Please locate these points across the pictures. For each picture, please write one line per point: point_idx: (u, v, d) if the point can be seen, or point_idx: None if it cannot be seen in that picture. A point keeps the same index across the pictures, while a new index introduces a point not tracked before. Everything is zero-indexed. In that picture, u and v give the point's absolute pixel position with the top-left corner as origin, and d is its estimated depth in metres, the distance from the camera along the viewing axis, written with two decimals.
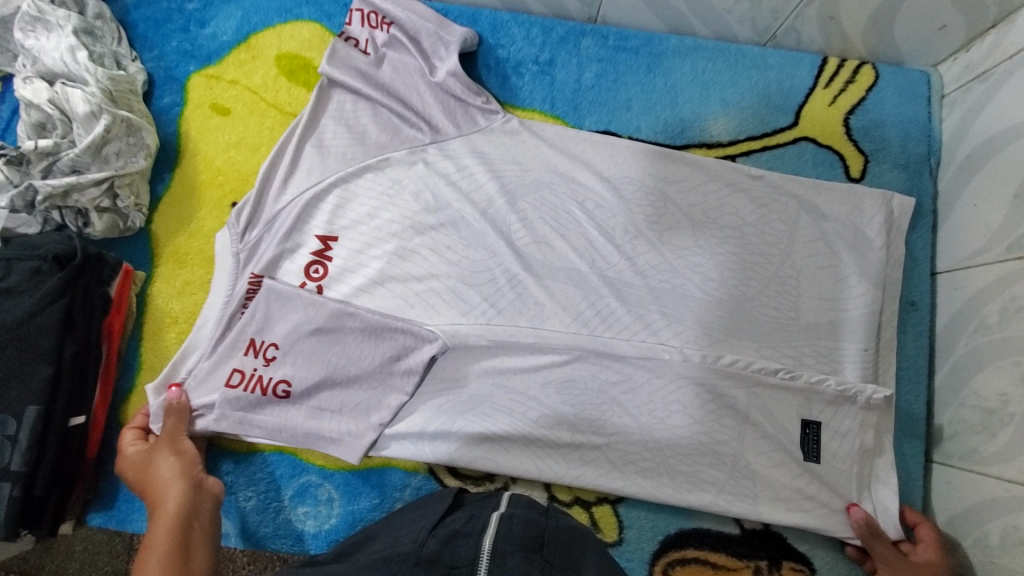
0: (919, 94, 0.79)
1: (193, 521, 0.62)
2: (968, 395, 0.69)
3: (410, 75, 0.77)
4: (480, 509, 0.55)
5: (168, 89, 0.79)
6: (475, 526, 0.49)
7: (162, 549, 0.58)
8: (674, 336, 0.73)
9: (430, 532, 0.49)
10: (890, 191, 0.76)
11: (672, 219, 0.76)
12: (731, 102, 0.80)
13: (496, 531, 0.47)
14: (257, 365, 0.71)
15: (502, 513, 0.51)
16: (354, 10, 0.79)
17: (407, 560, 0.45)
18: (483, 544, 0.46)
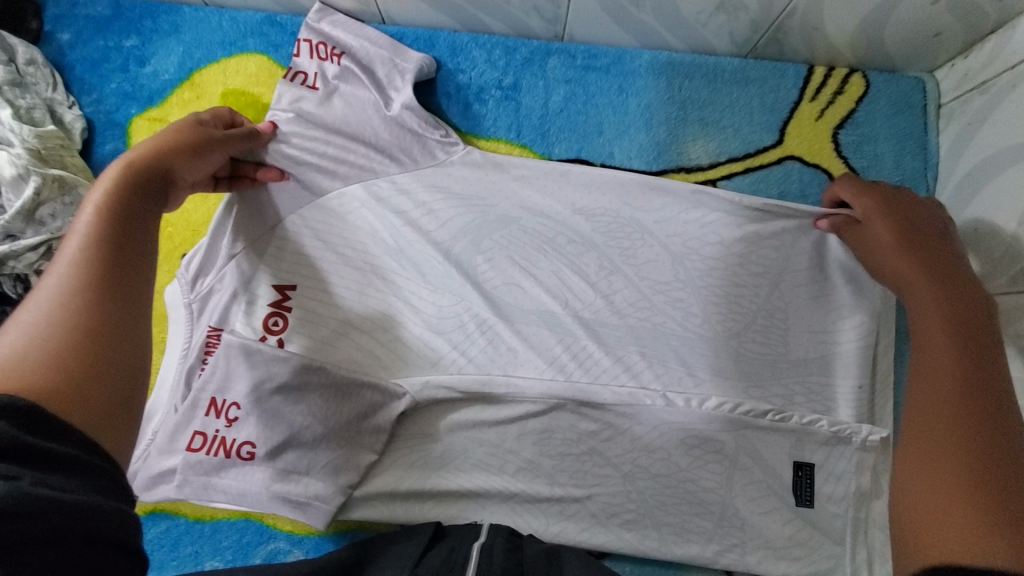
0: (913, 104, 0.73)
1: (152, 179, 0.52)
2: None
3: (364, 106, 0.71)
4: (462, 542, 0.59)
5: (110, 135, 0.74)
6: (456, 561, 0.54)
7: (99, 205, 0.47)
8: (656, 377, 0.69)
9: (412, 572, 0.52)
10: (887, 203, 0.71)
11: (650, 252, 0.71)
12: (711, 121, 0.74)
13: (478, 560, 0.53)
14: (219, 427, 0.67)
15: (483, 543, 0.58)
16: (303, 40, 0.73)
17: None
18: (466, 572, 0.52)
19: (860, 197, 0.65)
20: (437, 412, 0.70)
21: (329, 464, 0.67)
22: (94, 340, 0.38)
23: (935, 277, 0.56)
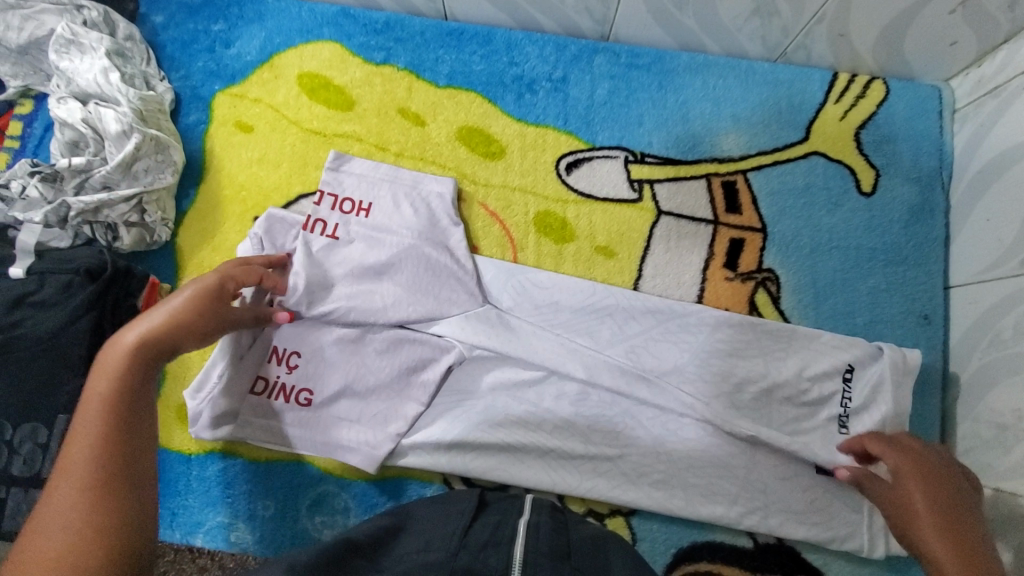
0: (929, 109, 0.79)
1: (150, 375, 0.49)
2: (984, 409, 0.68)
3: (384, 239, 0.74)
4: (507, 514, 0.54)
5: (194, 108, 0.82)
6: (504, 536, 0.50)
7: (103, 407, 0.45)
8: (685, 347, 0.73)
9: (460, 541, 0.49)
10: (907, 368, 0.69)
11: (686, 231, 0.78)
12: (743, 117, 0.80)
13: (525, 540, 0.49)
14: (280, 373, 0.72)
15: (529, 521, 0.52)
16: (325, 192, 0.76)
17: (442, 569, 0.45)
18: (514, 555, 0.47)
19: (891, 453, 0.65)
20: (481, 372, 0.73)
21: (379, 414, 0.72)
22: (104, 543, 0.38)
23: (946, 526, 0.57)
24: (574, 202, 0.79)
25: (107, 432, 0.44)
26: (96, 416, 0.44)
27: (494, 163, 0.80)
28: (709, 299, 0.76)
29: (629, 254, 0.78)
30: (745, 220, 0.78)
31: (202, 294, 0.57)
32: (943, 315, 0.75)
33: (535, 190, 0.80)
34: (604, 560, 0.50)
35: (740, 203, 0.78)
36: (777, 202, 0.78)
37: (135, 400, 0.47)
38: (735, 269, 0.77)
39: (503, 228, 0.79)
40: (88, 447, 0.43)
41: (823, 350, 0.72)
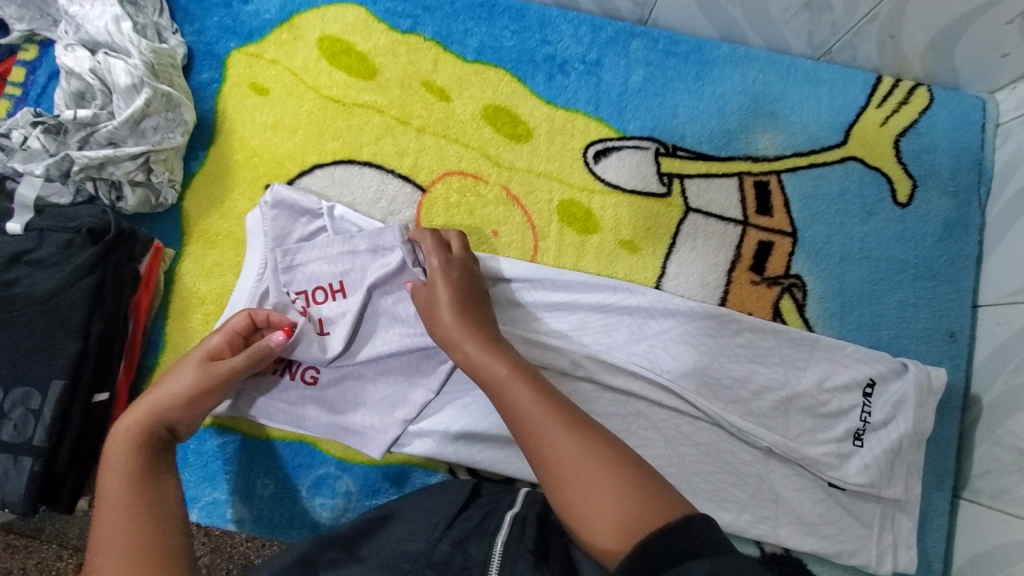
0: (973, 121, 0.76)
1: (156, 453, 0.56)
2: (1005, 432, 0.67)
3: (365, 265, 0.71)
4: (497, 505, 0.57)
5: (208, 65, 0.78)
6: (489, 526, 0.53)
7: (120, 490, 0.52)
8: (704, 350, 0.71)
9: (443, 531, 0.53)
10: (930, 370, 0.69)
11: (714, 232, 0.75)
12: (781, 116, 0.77)
13: (508, 534, 0.51)
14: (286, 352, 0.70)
15: (516, 513, 0.54)
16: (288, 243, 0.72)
17: (420, 560, 0.51)
18: (495, 546, 0.50)
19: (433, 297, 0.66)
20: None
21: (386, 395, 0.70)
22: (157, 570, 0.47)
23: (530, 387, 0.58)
24: (600, 192, 0.76)
25: (125, 514, 0.50)
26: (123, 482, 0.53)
27: (520, 146, 0.77)
28: (732, 302, 0.74)
29: (653, 251, 0.75)
30: (775, 223, 0.75)
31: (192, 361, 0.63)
32: (969, 333, 0.73)
33: (561, 177, 0.76)
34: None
35: (772, 205, 0.76)
36: (809, 206, 0.76)
37: (148, 479, 0.54)
38: (761, 273, 0.74)
39: (525, 214, 0.76)
40: (113, 529, 0.49)
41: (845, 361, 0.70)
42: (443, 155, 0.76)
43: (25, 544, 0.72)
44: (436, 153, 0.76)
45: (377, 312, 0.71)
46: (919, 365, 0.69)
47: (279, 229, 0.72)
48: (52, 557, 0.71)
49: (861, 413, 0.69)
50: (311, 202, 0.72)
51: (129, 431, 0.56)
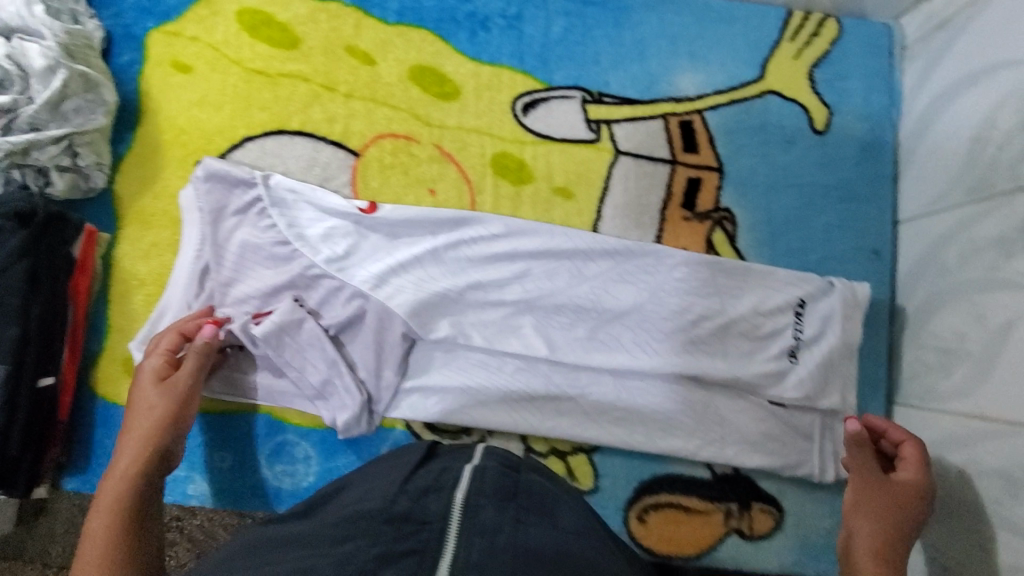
0: (881, 47, 0.80)
1: (150, 491, 0.58)
2: (928, 335, 0.70)
3: (304, 234, 0.71)
4: (455, 460, 0.53)
5: (128, 47, 0.77)
6: (448, 481, 0.47)
7: (110, 531, 0.54)
8: (643, 287, 0.73)
9: (399, 491, 0.46)
10: (854, 284, 0.73)
11: (646, 173, 0.77)
12: (699, 56, 0.80)
13: (468, 485, 0.46)
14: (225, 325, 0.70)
15: (475, 466, 0.49)
16: (220, 217, 0.72)
17: (376, 517, 0.43)
18: (455, 500, 0.45)
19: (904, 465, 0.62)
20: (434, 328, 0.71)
21: (331, 360, 0.69)
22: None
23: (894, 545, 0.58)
24: (531, 143, 0.78)
25: (114, 561, 0.52)
26: (116, 489, 0.57)
27: (449, 104, 0.78)
28: (667, 238, 0.76)
29: (587, 195, 0.77)
30: (702, 159, 0.78)
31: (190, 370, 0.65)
32: (891, 248, 0.76)
33: (491, 132, 0.78)
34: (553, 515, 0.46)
35: (698, 142, 0.78)
36: (733, 141, 0.78)
37: (142, 494, 0.57)
38: (692, 209, 0.77)
39: (459, 170, 0.77)
40: (102, 572, 0.52)
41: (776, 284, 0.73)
42: (373, 119, 0.77)
43: None
44: (365, 117, 0.77)
45: (317, 277, 0.71)
46: (844, 282, 0.73)
47: (212, 206, 0.71)
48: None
49: (793, 329, 0.72)
50: (246, 175, 0.71)
51: (129, 465, 0.58)
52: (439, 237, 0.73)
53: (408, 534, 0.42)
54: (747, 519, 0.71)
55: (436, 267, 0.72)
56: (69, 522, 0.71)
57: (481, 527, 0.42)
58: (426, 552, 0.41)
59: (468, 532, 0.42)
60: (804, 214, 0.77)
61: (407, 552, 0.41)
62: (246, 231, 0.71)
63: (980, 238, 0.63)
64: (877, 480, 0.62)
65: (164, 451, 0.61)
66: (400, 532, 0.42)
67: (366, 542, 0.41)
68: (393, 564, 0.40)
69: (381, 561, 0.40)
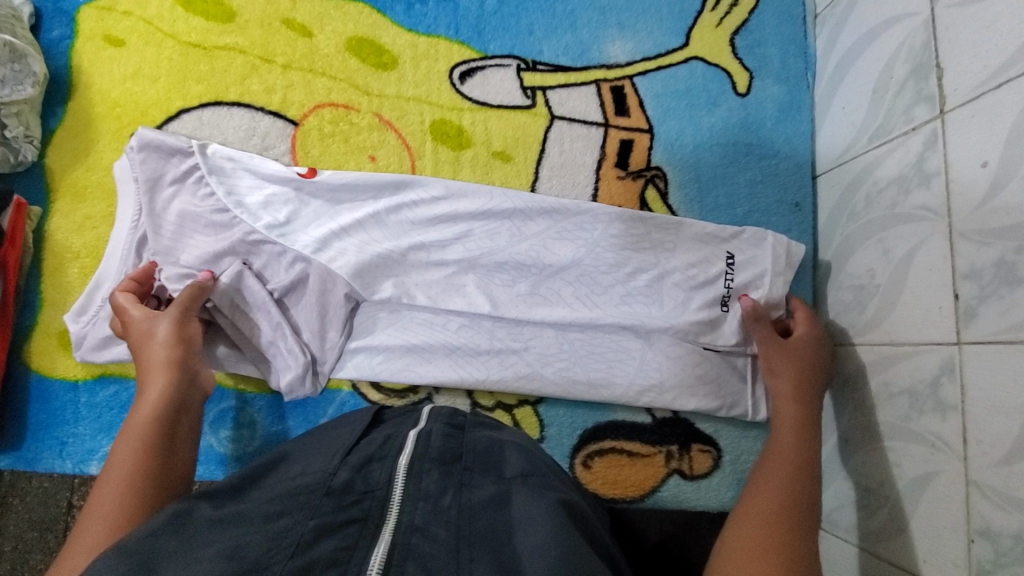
0: (795, 15, 0.85)
1: (180, 416, 0.59)
2: (845, 276, 0.75)
3: (244, 202, 0.71)
4: (400, 428, 0.49)
5: (58, 22, 0.76)
6: (392, 447, 0.46)
7: (143, 438, 0.54)
8: (582, 243, 0.74)
9: (342, 459, 0.44)
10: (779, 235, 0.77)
11: (579, 137, 0.81)
12: (627, 25, 0.84)
13: (412, 449, 0.45)
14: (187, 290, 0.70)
15: (421, 429, 0.48)
16: (154, 184, 0.70)
17: (315, 491, 0.41)
18: (399, 465, 0.44)
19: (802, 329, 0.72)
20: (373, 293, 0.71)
21: (275, 322, 0.70)
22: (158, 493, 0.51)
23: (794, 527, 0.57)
24: (469, 110, 0.80)
25: (140, 466, 0.52)
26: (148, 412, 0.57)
27: (387, 74, 0.80)
28: (602, 197, 0.79)
29: (525, 158, 0.80)
30: (633, 122, 0.81)
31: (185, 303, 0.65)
32: (811, 200, 0.81)
33: (430, 100, 0.80)
34: (501, 448, 0.48)
35: (628, 106, 0.82)
36: (661, 103, 0.82)
37: (169, 419, 0.57)
38: (625, 168, 0.80)
39: (399, 137, 0.78)
40: (129, 473, 0.51)
41: (708, 236, 0.75)
42: (312, 89, 0.78)
43: None
44: (304, 88, 0.78)
45: (258, 244, 0.71)
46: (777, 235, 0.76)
47: (146, 174, 0.70)
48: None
49: (725, 280, 0.74)
50: (182, 143, 0.70)
51: (161, 390, 0.59)
52: (381, 201, 0.73)
53: (349, 504, 0.40)
54: (687, 459, 0.76)
55: (379, 231, 0.73)
56: (17, 539, 0.68)
57: (422, 491, 0.42)
58: (369, 519, 0.39)
59: (412, 496, 0.41)
60: (729, 171, 0.81)
61: (347, 523, 0.39)
62: (184, 199, 0.71)
63: (882, 180, 0.69)
64: (775, 341, 0.71)
65: (190, 375, 0.62)
66: (340, 503, 0.40)
67: (303, 515, 0.38)
68: (332, 535, 0.38)
69: (320, 532, 0.38)
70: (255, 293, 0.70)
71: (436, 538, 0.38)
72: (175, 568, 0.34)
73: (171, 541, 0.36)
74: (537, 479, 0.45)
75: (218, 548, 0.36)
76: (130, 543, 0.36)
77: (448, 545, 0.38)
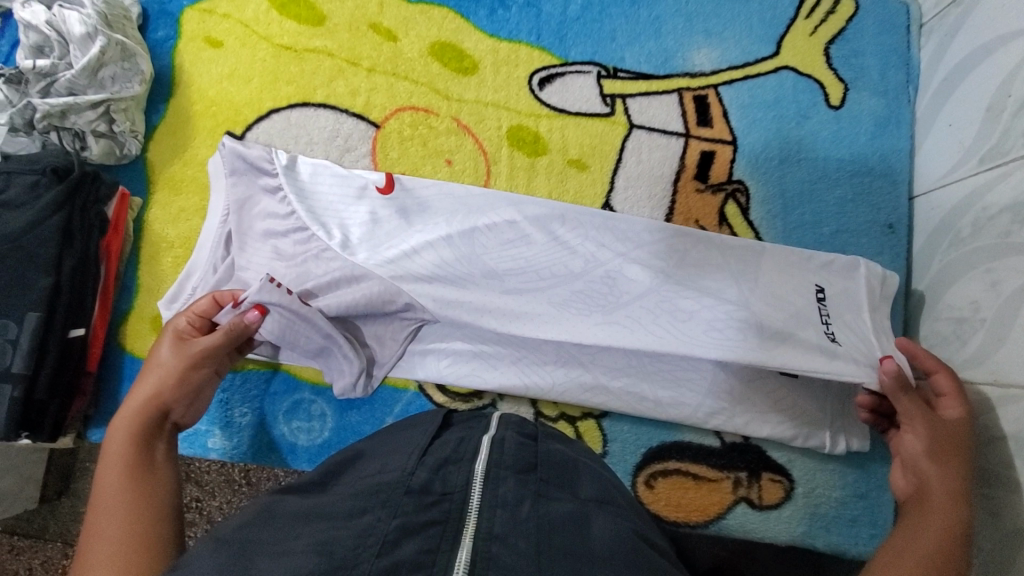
0: (898, 24, 0.80)
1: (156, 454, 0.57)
2: (943, 307, 0.70)
3: (314, 206, 0.72)
4: (472, 431, 0.49)
5: (163, 23, 0.81)
6: (467, 450, 0.46)
7: (117, 486, 0.53)
8: (655, 252, 0.72)
9: (419, 459, 0.44)
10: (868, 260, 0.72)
11: (659, 147, 0.79)
12: (715, 33, 0.81)
13: (488, 456, 0.45)
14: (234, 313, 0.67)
15: (495, 436, 0.47)
16: (240, 180, 0.72)
17: (395, 489, 0.41)
18: (477, 470, 0.44)
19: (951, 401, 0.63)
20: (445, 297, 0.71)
21: (328, 334, 0.69)
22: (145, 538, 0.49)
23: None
24: (547, 117, 0.80)
25: (130, 515, 0.50)
26: (122, 455, 0.56)
27: (467, 79, 0.80)
28: (680, 210, 0.77)
29: (601, 167, 0.78)
30: (716, 133, 0.79)
31: (174, 343, 0.65)
32: (907, 222, 0.76)
33: (508, 105, 0.80)
34: (575, 467, 0.47)
35: (711, 116, 0.79)
36: (747, 114, 0.79)
37: (146, 463, 0.56)
38: (705, 180, 0.78)
39: (476, 141, 0.79)
40: (116, 521, 0.49)
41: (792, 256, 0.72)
42: (394, 92, 0.80)
43: (31, 544, 0.80)
44: (387, 91, 0.80)
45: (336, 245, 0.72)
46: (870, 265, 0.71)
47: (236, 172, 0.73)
48: (58, 555, 0.80)
49: (821, 316, 0.68)
50: (261, 156, 0.72)
51: (133, 432, 0.58)
52: (454, 225, 0.72)
53: (429, 504, 0.40)
54: (756, 488, 0.73)
55: (449, 251, 0.71)
56: None
57: (501, 500, 0.41)
58: (448, 523, 0.39)
59: (489, 504, 0.41)
60: (818, 188, 0.77)
61: (429, 523, 0.39)
62: (266, 204, 0.72)
63: (994, 206, 0.64)
64: (923, 412, 0.63)
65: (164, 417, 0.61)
66: (422, 503, 0.40)
67: (387, 514, 0.39)
68: (415, 537, 0.38)
69: (404, 532, 0.38)
70: (297, 308, 0.67)
71: (515, 550, 0.38)
72: (268, 559, 0.36)
73: (262, 533, 0.38)
74: (613, 507, 0.44)
75: (307, 543, 0.37)
76: (227, 533, 0.38)
77: (528, 558, 0.38)
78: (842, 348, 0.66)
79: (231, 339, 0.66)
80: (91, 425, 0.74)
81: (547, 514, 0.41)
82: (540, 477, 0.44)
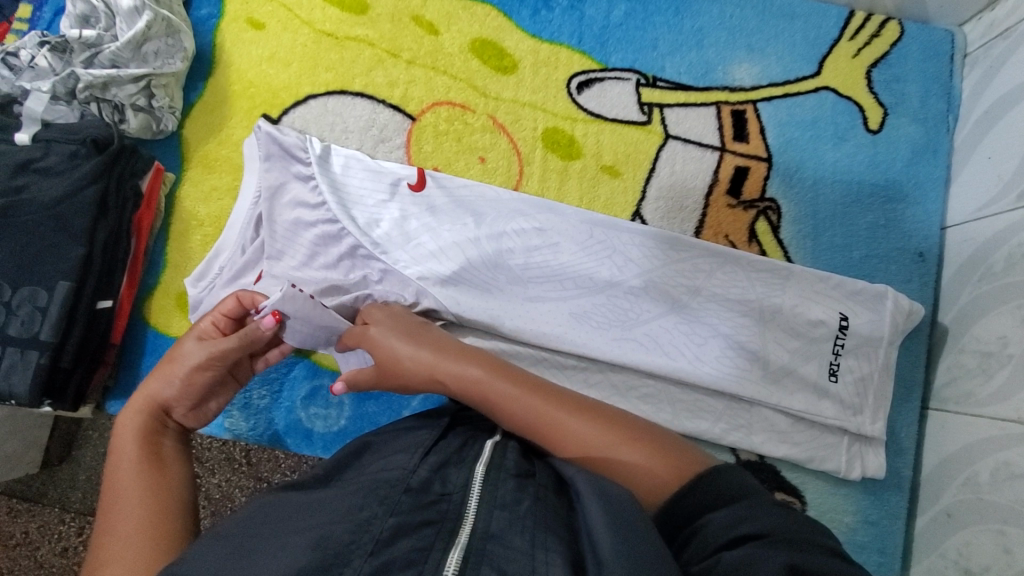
0: (941, 52, 0.80)
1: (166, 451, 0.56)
2: (969, 340, 0.70)
3: (350, 198, 0.72)
4: (476, 436, 0.51)
5: (207, 1, 0.81)
6: (469, 454, 0.47)
7: (132, 481, 0.52)
8: (671, 263, 0.73)
9: (421, 456, 0.45)
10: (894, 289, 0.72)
11: (694, 160, 0.78)
12: (757, 48, 0.80)
13: (488, 460, 0.46)
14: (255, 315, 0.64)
15: (496, 441, 0.50)
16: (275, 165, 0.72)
17: (395, 486, 0.41)
18: (476, 471, 0.44)
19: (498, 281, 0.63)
20: (469, 295, 0.71)
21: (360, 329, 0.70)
22: (160, 528, 0.48)
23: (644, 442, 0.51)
24: (583, 121, 0.79)
25: (147, 508, 0.49)
26: (134, 450, 0.54)
27: (505, 78, 0.80)
28: (710, 224, 0.77)
29: (634, 175, 0.78)
30: (751, 149, 0.78)
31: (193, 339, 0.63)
32: (937, 253, 0.76)
33: (545, 107, 0.80)
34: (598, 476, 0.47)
35: (748, 132, 0.79)
36: (784, 132, 0.79)
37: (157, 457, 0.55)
38: (738, 196, 0.77)
39: (511, 141, 0.79)
40: (134, 515, 0.49)
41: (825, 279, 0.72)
42: (432, 87, 0.80)
43: (28, 508, 0.81)
44: (424, 84, 0.80)
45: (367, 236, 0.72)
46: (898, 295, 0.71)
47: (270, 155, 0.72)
48: (54, 520, 0.80)
49: (833, 347, 0.70)
50: (297, 143, 0.71)
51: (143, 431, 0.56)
52: (482, 227, 0.73)
53: (426, 504, 0.40)
54: None
55: (476, 253, 0.71)
56: (90, 471, 0.80)
57: (526, 505, 0.41)
58: (444, 522, 0.39)
59: (488, 504, 0.41)
60: (851, 211, 0.77)
61: (423, 523, 0.39)
62: (296, 190, 0.72)
63: None
64: None
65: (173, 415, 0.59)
66: (418, 502, 0.40)
67: (382, 510, 0.39)
68: (410, 534, 0.38)
69: (398, 531, 0.37)
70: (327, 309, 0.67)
71: (512, 548, 0.37)
72: (268, 552, 0.36)
73: (262, 527, 0.38)
74: None
75: (307, 536, 0.36)
76: (227, 529, 0.39)
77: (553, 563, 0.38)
78: (833, 389, 0.70)
79: (245, 342, 0.63)
80: (109, 397, 0.74)
81: (566, 522, 0.40)
82: (541, 485, 0.44)
